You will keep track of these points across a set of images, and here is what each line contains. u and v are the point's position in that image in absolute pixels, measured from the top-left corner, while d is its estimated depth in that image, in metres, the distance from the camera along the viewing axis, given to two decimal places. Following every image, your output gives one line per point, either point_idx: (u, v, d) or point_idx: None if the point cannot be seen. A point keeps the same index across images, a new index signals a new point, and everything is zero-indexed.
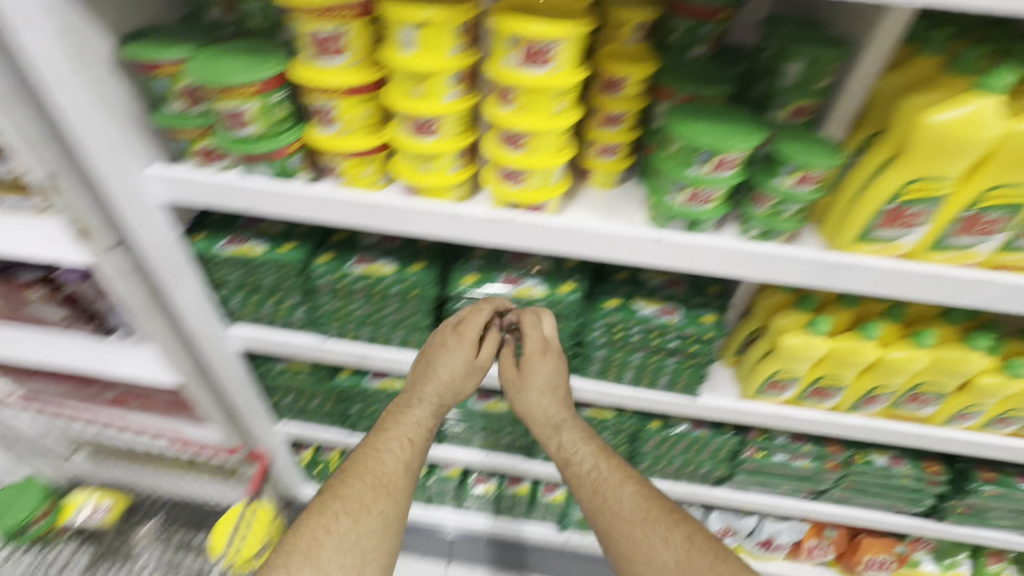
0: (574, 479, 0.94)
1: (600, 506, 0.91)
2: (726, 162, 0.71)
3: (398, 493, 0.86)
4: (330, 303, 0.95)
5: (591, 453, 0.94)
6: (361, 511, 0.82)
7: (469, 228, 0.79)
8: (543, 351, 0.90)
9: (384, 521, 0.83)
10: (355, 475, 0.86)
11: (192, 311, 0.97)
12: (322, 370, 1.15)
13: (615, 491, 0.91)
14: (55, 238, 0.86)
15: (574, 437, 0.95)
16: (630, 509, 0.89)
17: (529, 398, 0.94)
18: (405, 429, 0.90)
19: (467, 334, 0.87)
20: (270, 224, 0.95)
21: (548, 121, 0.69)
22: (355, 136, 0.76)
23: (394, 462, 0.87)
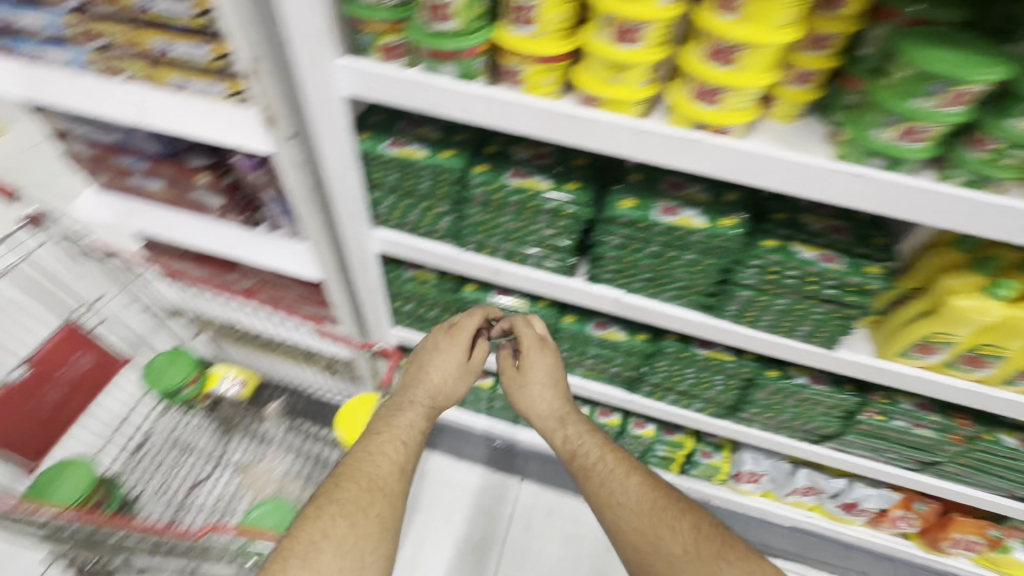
0: (583, 468, 1.08)
1: (607, 495, 1.03)
2: (959, 96, 0.65)
3: (394, 496, 0.89)
4: (479, 214, 0.97)
5: (595, 445, 1.10)
6: (360, 512, 0.84)
7: (650, 147, 0.78)
8: (542, 346, 1.11)
9: (381, 522, 0.85)
10: (351, 478, 0.89)
11: (347, 209, 1.02)
12: (448, 281, 1.20)
13: (621, 484, 1.04)
14: (240, 125, 0.91)
15: (577, 430, 1.12)
16: (637, 499, 1.01)
17: (531, 391, 1.13)
18: (400, 431, 0.99)
19: (458, 337, 1.07)
20: (428, 130, 0.97)
21: (770, 34, 0.64)
22: (548, 38, 0.75)
23: (390, 460, 0.94)
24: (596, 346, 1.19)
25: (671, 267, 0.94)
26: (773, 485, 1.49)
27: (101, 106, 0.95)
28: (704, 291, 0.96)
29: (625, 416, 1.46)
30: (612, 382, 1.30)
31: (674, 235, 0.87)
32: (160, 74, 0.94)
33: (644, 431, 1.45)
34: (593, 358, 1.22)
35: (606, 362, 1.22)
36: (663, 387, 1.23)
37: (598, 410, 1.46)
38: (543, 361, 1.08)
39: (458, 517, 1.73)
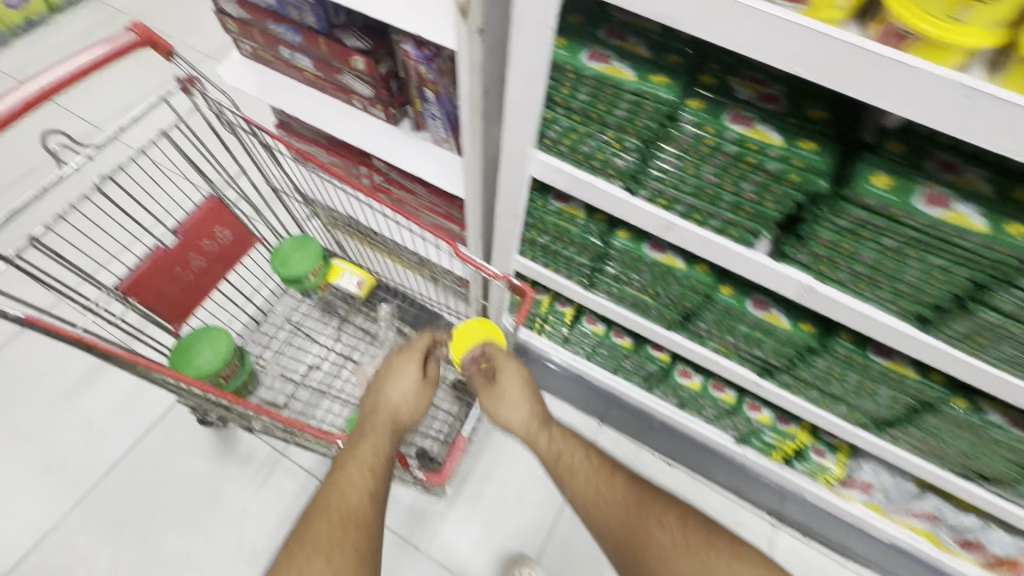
0: (566, 469, 1.14)
1: (592, 492, 1.09)
2: None
3: (366, 526, 0.90)
4: (672, 159, 0.82)
5: (575, 450, 1.16)
6: (333, 546, 0.86)
7: (972, 118, 0.56)
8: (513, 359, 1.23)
9: (353, 554, 0.86)
10: (325, 515, 0.90)
11: (515, 127, 0.88)
12: (596, 223, 1.07)
13: (606, 481, 1.10)
14: (426, 11, 0.78)
15: (561, 433, 1.19)
16: (623, 495, 1.08)
17: (506, 404, 1.21)
18: (365, 456, 1.01)
19: (410, 355, 1.16)
20: (635, 45, 0.79)
21: None
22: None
23: (361, 488, 0.95)
24: (749, 327, 1.05)
25: (901, 265, 0.76)
26: (884, 499, 1.38)
27: None
28: (931, 301, 0.78)
29: (741, 394, 1.35)
30: (745, 361, 1.17)
31: (932, 231, 0.69)
32: None
33: (758, 416, 1.35)
34: (737, 337, 1.09)
35: (751, 344, 1.09)
36: (809, 382, 1.10)
37: (713, 382, 1.36)
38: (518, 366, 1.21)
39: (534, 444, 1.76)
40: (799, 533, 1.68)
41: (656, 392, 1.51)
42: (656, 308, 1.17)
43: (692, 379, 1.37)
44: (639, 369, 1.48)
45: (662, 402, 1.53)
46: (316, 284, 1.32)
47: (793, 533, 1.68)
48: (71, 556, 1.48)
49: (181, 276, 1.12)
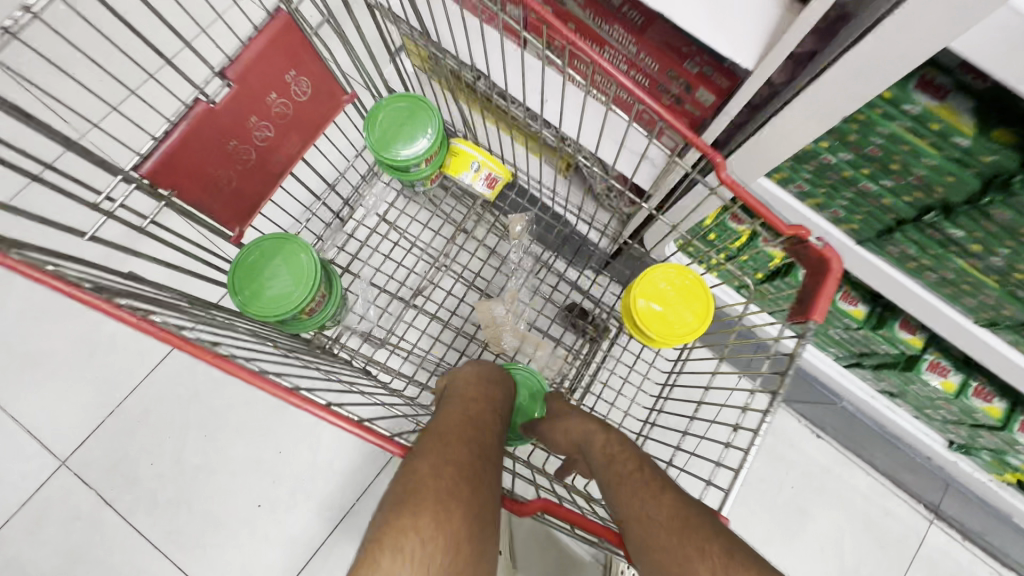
0: (612, 478, 0.75)
1: (631, 509, 0.69)
2: None
3: (491, 459, 0.74)
4: None
5: (628, 452, 0.79)
6: (470, 473, 0.69)
7: None
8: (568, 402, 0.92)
9: (486, 489, 0.69)
10: (461, 440, 0.73)
11: None
12: (993, 152, 0.56)
13: (652, 496, 0.69)
14: None
15: (614, 439, 0.81)
16: (664, 519, 0.66)
17: (562, 428, 0.87)
18: (490, 405, 0.84)
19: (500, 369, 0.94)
20: None
21: None
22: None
23: (484, 428, 0.78)
24: None
25: None
26: None
27: None
28: None
29: (1016, 409, 0.93)
30: None
31: None
32: None
33: None
34: None
35: None
36: None
37: (978, 388, 0.94)
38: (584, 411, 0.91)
39: None
40: (956, 534, 1.40)
41: (860, 371, 1.12)
42: (992, 298, 0.71)
43: (947, 378, 0.95)
44: (852, 341, 1.05)
45: (866, 384, 1.15)
46: (428, 172, 0.90)
47: (949, 532, 1.41)
48: (132, 447, 1.31)
49: (240, 153, 0.74)
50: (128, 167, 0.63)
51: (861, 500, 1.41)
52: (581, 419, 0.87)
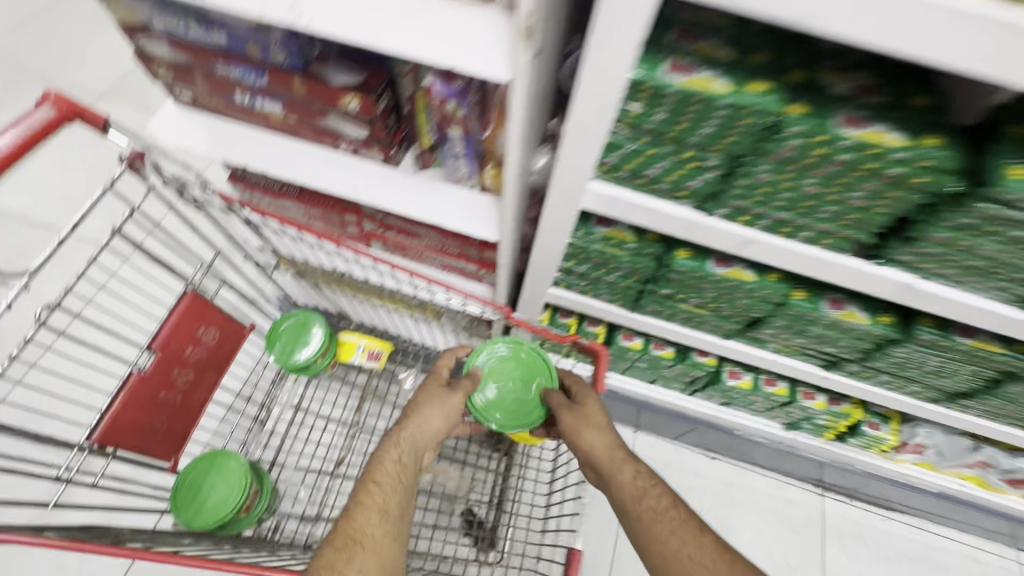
0: (648, 516, 0.84)
1: (676, 550, 0.78)
2: None
3: (390, 521, 0.80)
4: (764, 176, 0.71)
5: (657, 492, 0.88)
6: (360, 545, 0.75)
7: None
8: (587, 394, 1.02)
9: (382, 555, 0.75)
10: (360, 509, 0.80)
11: (572, 160, 0.74)
12: (652, 246, 0.95)
13: (694, 538, 0.79)
14: (461, 38, 0.60)
15: (642, 474, 0.91)
16: (714, 561, 0.75)
17: (587, 427, 0.96)
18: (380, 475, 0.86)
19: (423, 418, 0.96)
20: (712, 43, 0.65)
21: None
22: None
23: (385, 491, 0.84)
24: (824, 326, 0.98)
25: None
26: (936, 457, 1.38)
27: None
28: None
29: (793, 386, 1.30)
30: (811, 357, 1.11)
31: None
32: None
33: (814, 403, 1.31)
34: (808, 337, 1.03)
35: (823, 343, 1.03)
36: (880, 370, 1.06)
37: (764, 378, 1.30)
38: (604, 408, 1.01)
39: None
40: (843, 497, 1.69)
41: (700, 394, 1.44)
42: (714, 320, 1.08)
43: (742, 379, 1.30)
44: (680, 377, 1.40)
45: (708, 402, 1.47)
46: (326, 363, 1.16)
47: (839, 498, 1.69)
48: None
49: (168, 400, 0.95)
50: (80, 441, 0.83)
51: (766, 498, 1.66)
52: (604, 438, 0.96)
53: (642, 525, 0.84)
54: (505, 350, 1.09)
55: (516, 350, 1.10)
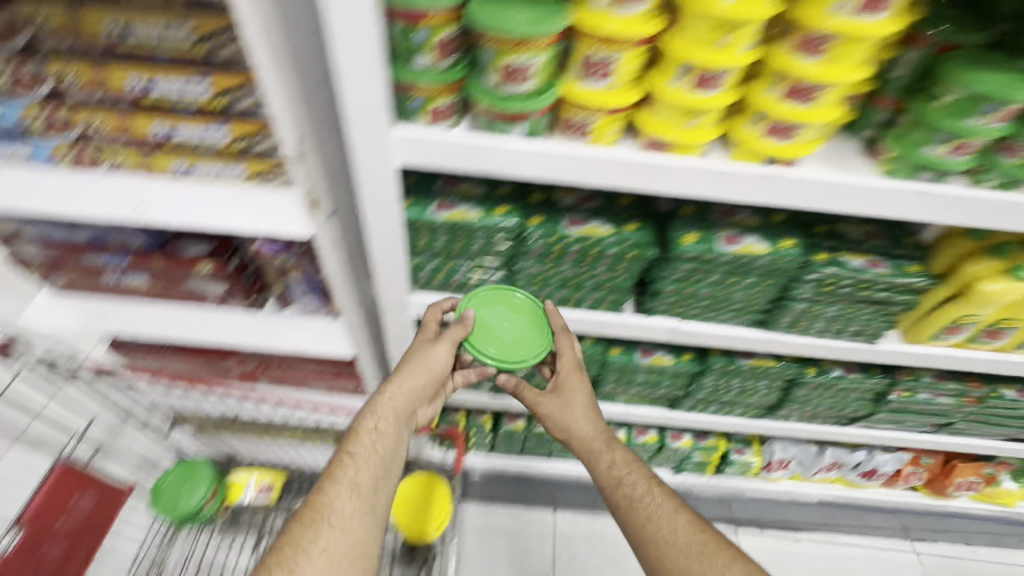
0: (626, 503, 1.00)
1: (653, 533, 0.95)
2: (1006, 113, 0.71)
3: (364, 501, 0.91)
4: (534, 267, 0.94)
5: (636, 479, 1.02)
6: (328, 523, 0.87)
7: (688, 182, 0.80)
8: (576, 363, 1.02)
9: (348, 529, 0.87)
10: (332, 482, 0.91)
11: (388, 280, 0.94)
12: None
13: (669, 522, 0.95)
14: (270, 212, 0.80)
15: (624, 458, 1.05)
16: (686, 541, 0.92)
17: (569, 402, 1.06)
18: (359, 451, 0.94)
19: (403, 381, 0.98)
20: (469, 185, 0.90)
21: (846, 72, 0.65)
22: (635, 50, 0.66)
23: (357, 466, 0.93)
24: (644, 372, 1.19)
25: (731, 290, 0.95)
26: (800, 467, 1.56)
27: (84, 203, 0.78)
28: (758, 307, 0.99)
29: (661, 430, 1.47)
30: (655, 401, 1.30)
31: (739, 262, 0.89)
32: (158, 160, 0.79)
33: (683, 442, 1.47)
34: (639, 384, 1.23)
35: (653, 386, 1.23)
36: (706, 399, 1.26)
37: (635, 430, 1.46)
38: (586, 382, 1.07)
39: (504, 566, 1.65)
40: (755, 528, 1.78)
41: None
42: None
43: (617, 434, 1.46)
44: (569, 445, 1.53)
45: None
46: (216, 508, 1.19)
47: (752, 531, 1.79)
48: None
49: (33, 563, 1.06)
50: None
51: None
52: (591, 423, 1.06)
53: (625, 510, 1.00)
54: (496, 291, 0.97)
55: (505, 293, 0.98)
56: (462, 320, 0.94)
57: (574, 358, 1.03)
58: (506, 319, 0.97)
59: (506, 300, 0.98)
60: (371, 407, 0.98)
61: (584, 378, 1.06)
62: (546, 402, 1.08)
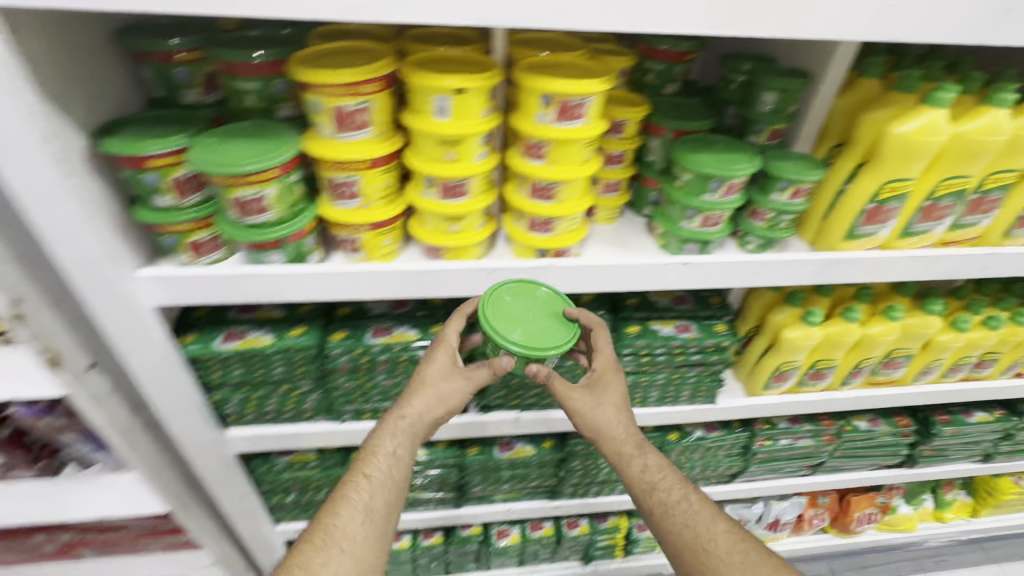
0: (661, 510, 0.82)
1: (690, 542, 0.79)
2: (733, 187, 0.78)
3: (379, 523, 0.77)
4: (348, 382, 0.89)
5: (678, 483, 0.84)
6: (337, 548, 0.73)
7: (472, 283, 0.80)
8: (614, 364, 0.87)
9: (358, 556, 0.73)
10: (344, 503, 0.77)
11: (184, 423, 0.85)
12: (333, 456, 1.05)
13: (710, 530, 0.79)
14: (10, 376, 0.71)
15: (659, 461, 0.86)
16: (727, 551, 0.77)
17: (606, 396, 0.86)
18: (377, 472, 0.79)
19: (430, 397, 0.80)
20: (267, 308, 0.87)
21: (575, 169, 0.70)
22: (370, 172, 0.68)
23: (371, 489, 0.78)
24: (509, 466, 1.13)
25: None
26: None
27: None
28: None
29: (556, 521, 1.39)
30: (534, 493, 1.23)
31: None
32: None
33: (580, 530, 1.39)
34: (509, 479, 1.16)
35: (524, 479, 1.18)
36: (584, 483, 1.21)
37: (529, 525, 1.37)
38: (622, 379, 0.88)
39: None
40: None
41: (494, 565, 1.43)
42: (434, 494, 1.18)
43: (510, 534, 1.36)
44: (466, 556, 1.40)
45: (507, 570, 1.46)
46: None
47: None
48: None
49: None
50: None
51: None
52: (631, 427, 0.87)
53: (659, 516, 0.83)
54: (520, 283, 0.80)
55: (531, 281, 0.80)
56: (493, 365, 0.80)
57: (612, 356, 0.87)
58: (534, 310, 0.78)
59: (532, 290, 0.80)
60: (394, 423, 0.80)
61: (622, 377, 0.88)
62: (579, 399, 0.86)
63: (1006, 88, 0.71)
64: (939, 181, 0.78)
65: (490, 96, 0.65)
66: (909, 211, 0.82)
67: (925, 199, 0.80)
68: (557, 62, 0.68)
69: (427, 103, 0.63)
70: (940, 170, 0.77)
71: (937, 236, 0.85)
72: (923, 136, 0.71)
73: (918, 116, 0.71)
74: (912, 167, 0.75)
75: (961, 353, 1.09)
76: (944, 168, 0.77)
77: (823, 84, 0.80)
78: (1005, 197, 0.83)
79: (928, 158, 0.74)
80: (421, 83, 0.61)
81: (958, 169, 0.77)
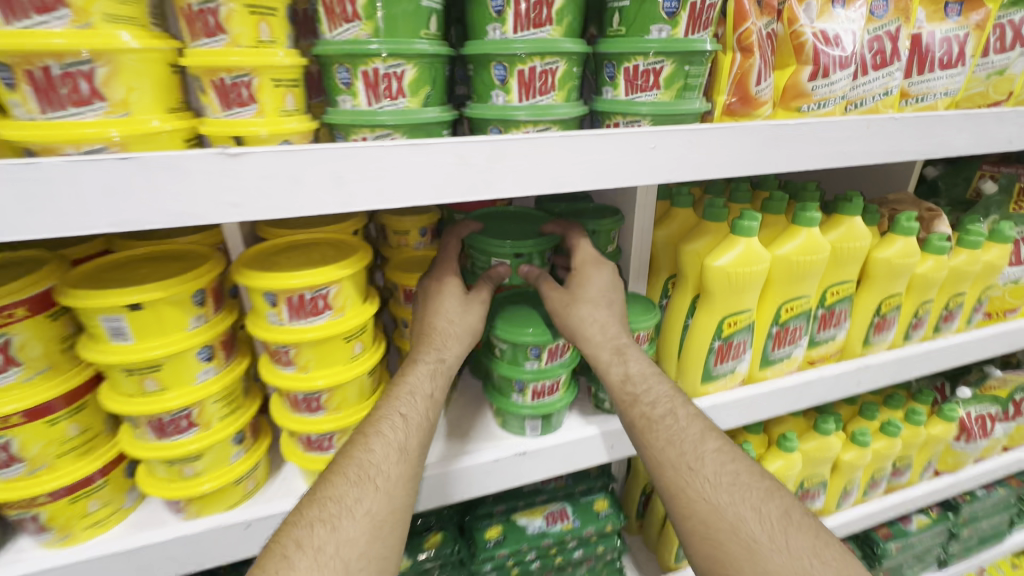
0: (642, 425, 0.58)
1: (673, 460, 0.55)
2: (558, 350, 0.65)
3: (415, 468, 0.54)
4: None
5: (667, 393, 0.60)
6: (371, 486, 0.51)
7: (236, 544, 0.55)
8: (594, 258, 0.66)
9: (396, 500, 0.52)
10: (376, 437, 0.54)
11: None
12: None
13: (699, 449, 0.55)
14: None
15: (643, 367, 0.61)
16: (716, 473, 0.53)
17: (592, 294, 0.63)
18: (403, 406, 0.57)
19: (443, 324, 0.63)
20: None
21: (345, 370, 0.55)
22: (36, 425, 0.48)
23: (406, 428, 0.56)
24: None
25: None
26: None
27: None
28: None
29: None
30: None
31: None
32: None
33: None
34: None
35: None
36: None
37: None
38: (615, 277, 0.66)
39: None
40: None
41: None
42: None
43: None
44: None
45: None
46: None
47: None
48: None
49: None
50: None
51: None
52: (621, 330, 0.63)
53: (636, 433, 0.59)
54: (480, 214, 0.78)
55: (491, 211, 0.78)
56: (490, 276, 0.67)
57: (592, 252, 0.66)
58: (512, 227, 0.72)
59: (498, 217, 0.77)
60: (430, 357, 0.61)
61: (614, 275, 0.66)
62: (552, 299, 0.64)
63: (808, 205, 0.68)
64: (779, 307, 0.71)
65: (198, 302, 0.49)
66: (760, 339, 0.73)
67: (772, 324, 0.72)
68: (299, 247, 0.56)
69: (96, 326, 0.46)
70: (776, 294, 0.70)
71: (800, 359, 0.76)
72: (742, 267, 0.64)
73: (731, 247, 0.65)
74: (745, 298, 0.67)
75: (873, 468, 0.97)
76: (777, 292, 0.70)
77: (634, 220, 0.73)
78: (850, 307, 0.77)
79: (758, 286, 0.67)
80: (77, 304, 0.44)
81: (793, 291, 0.70)
